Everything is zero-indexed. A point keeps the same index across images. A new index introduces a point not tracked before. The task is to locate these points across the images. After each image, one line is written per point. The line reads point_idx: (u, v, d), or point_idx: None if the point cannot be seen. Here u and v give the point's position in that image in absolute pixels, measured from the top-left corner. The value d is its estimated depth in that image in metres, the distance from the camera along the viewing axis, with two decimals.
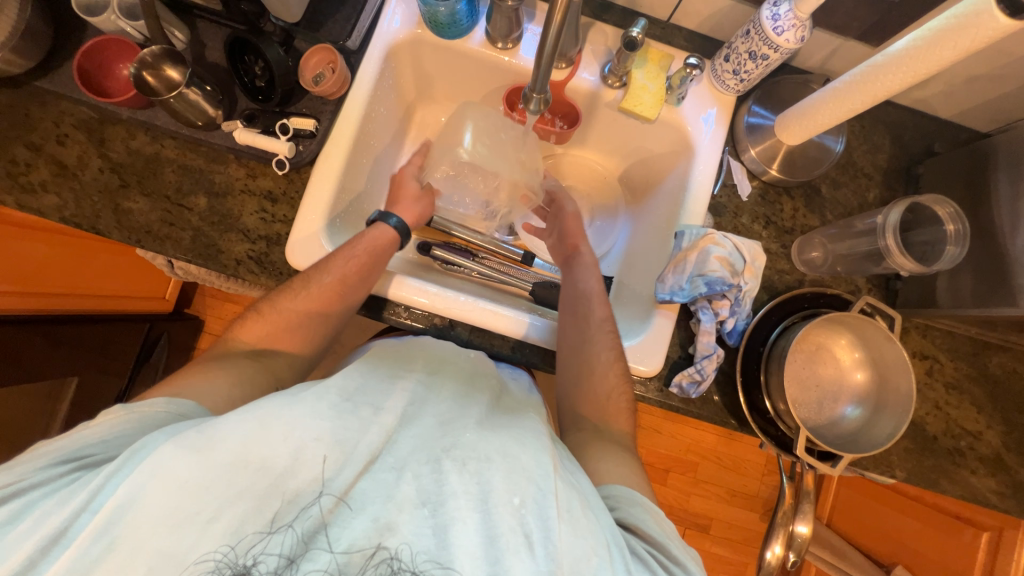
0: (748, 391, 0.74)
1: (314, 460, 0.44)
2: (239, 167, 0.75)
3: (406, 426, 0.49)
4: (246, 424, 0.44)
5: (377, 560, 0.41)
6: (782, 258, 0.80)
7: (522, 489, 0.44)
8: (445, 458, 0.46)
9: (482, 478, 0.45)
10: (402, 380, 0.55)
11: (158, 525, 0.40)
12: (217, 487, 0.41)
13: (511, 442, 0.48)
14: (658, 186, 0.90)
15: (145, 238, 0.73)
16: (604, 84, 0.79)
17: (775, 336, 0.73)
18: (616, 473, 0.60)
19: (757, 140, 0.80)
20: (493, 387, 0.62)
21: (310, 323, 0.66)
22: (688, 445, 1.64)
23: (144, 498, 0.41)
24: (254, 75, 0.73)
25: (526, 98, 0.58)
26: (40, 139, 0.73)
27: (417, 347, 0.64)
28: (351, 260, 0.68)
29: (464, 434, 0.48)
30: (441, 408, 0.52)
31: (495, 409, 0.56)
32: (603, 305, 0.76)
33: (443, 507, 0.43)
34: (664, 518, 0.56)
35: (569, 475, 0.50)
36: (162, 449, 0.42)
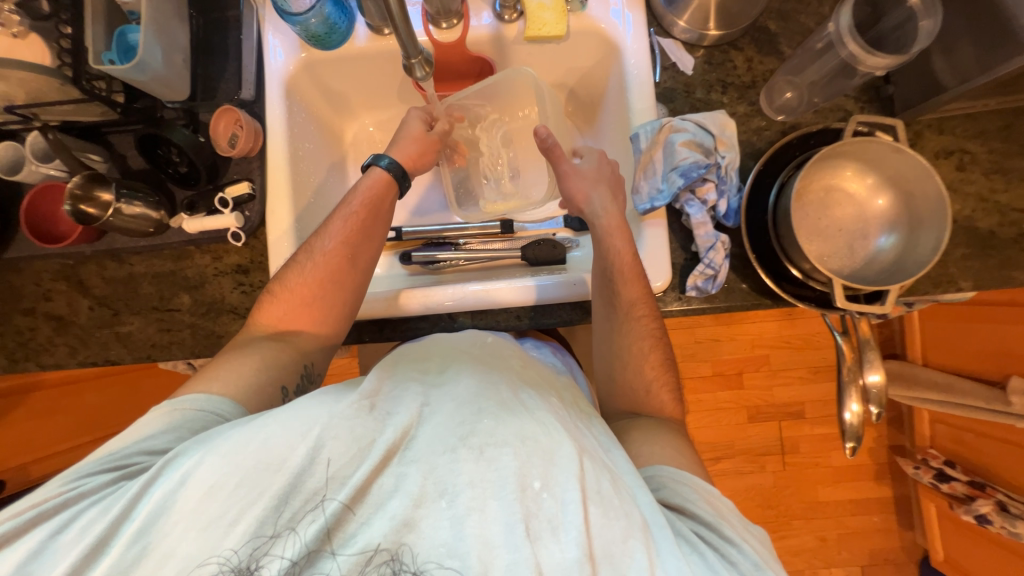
0: (767, 265, 0.69)
1: (333, 458, 0.45)
2: (203, 254, 0.77)
3: (424, 424, 0.47)
4: (265, 426, 0.47)
5: (376, 560, 0.43)
6: (754, 117, 0.74)
7: (542, 473, 0.45)
8: (463, 446, 0.45)
9: (500, 464, 0.44)
10: (417, 387, 0.52)
11: (194, 528, 0.44)
12: (243, 488, 0.44)
13: (535, 426, 0.47)
14: (603, 99, 0.84)
15: (153, 350, 0.76)
16: (501, 22, 0.75)
17: (774, 199, 0.67)
18: (658, 455, 0.59)
19: (680, 9, 0.72)
20: (506, 356, 0.60)
21: (325, 293, 0.69)
22: (751, 341, 1.58)
23: (178, 501, 0.45)
24: (175, 164, 0.74)
25: (408, 67, 0.54)
26: (31, 301, 0.77)
27: (431, 345, 0.61)
28: (348, 219, 0.71)
29: (483, 422, 0.46)
30: (461, 390, 0.50)
31: (520, 382, 0.54)
32: (635, 283, 0.68)
33: (459, 495, 0.43)
34: (717, 498, 0.54)
35: (595, 452, 0.49)
36: (199, 456, 0.47)
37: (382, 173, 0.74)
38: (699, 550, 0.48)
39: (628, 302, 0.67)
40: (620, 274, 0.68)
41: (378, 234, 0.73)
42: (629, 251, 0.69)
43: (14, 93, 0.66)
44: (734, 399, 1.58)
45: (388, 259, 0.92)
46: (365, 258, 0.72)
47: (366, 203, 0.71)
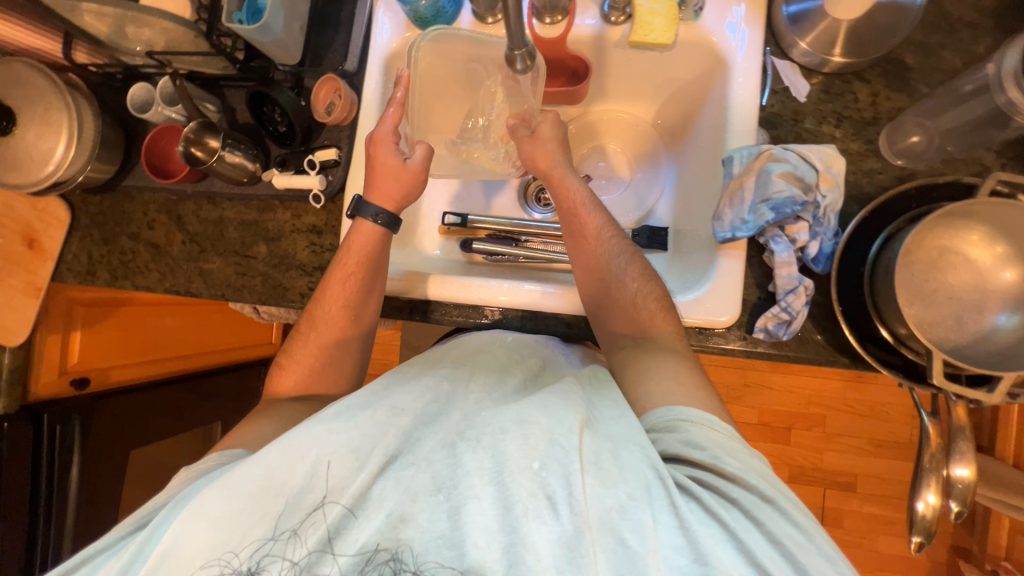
0: (853, 321, 0.63)
1: (331, 471, 0.45)
2: (285, 210, 0.82)
3: (426, 424, 0.48)
4: (266, 455, 0.46)
5: (376, 561, 0.42)
6: (868, 156, 0.66)
7: (540, 452, 0.43)
8: (460, 441, 0.45)
9: (497, 450, 0.44)
10: (426, 378, 0.54)
11: (199, 548, 0.44)
12: (246, 511, 0.44)
13: (531, 407, 0.47)
14: (697, 116, 0.80)
15: (228, 291, 0.82)
16: (606, 23, 0.73)
17: (876, 250, 0.61)
18: (657, 397, 0.54)
19: (805, 29, 0.66)
20: (515, 365, 0.61)
21: (336, 354, 0.72)
22: (808, 397, 1.45)
23: (183, 542, 0.44)
24: (276, 123, 0.79)
25: (510, 58, 0.54)
26: (137, 228, 0.86)
27: (452, 346, 0.66)
28: (346, 280, 0.71)
29: (480, 415, 0.47)
30: (468, 402, 0.51)
31: (522, 390, 0.55)
32: (620, 245, 0.69)
33: (458, 487, 0.43)
34: (718, 425, 0.50)
35: (598, 424, 0.48)
36: (202, 492, 0.46)
37: (371, 225, 0.72)
38: (698, 496, 0.44)
39: (616, 264, 0.68)
40: (600, 244, 0.70)
41: (377, 286, 0.73)
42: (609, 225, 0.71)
43: (156, 40, 0.73)
44: (777, 454, 1.46)
45: (450, 244, 0.93)
46: (371, 312, 0.73)
47: (359, 261, 0.70)
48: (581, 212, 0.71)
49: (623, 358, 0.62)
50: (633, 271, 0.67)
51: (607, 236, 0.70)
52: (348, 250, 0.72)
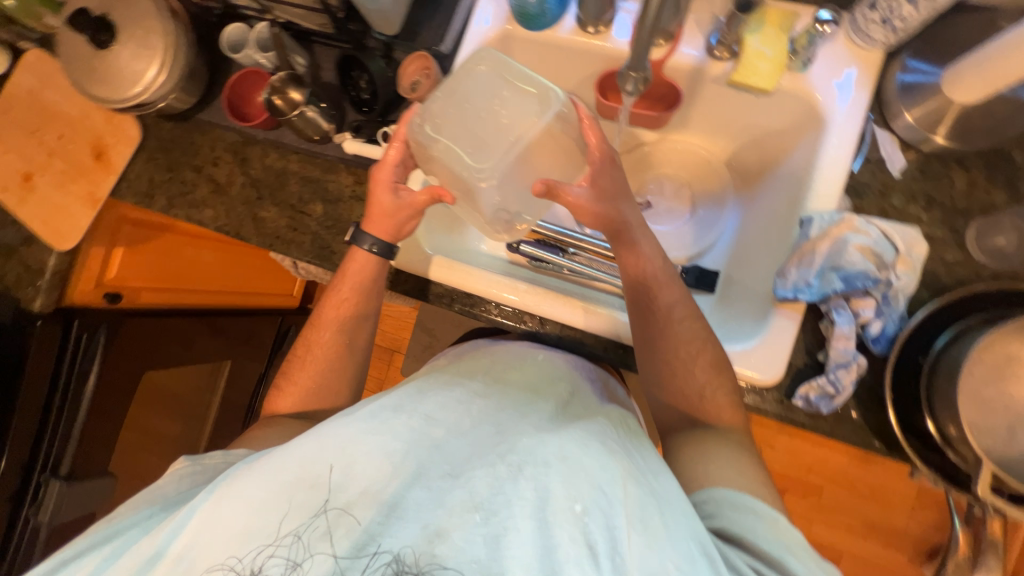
0: (901, 410, 0.62)
1: (365, 473, 0.46)
2: (348, 174, 0.82)
3: (458, 435, 0.51)
4: (303, 445, 0.48)
5: (377, 565, 0.42)
6: (950, 246, 0.64)
7: (584, 495, 0.44)
8: (501, 463, 0.46)
9: (541, 484, 0.44)
10: (459, 390, 0.58)
11: (224, 533, 0.45)
12: (278, 501, 0.45)
13: (573, 443, 0.48)
14: (775, 167, 0.78)
15: (276, 242, 0.83)
16: (709, 57, 0.71)
17: (942, 344, 0.59)
18: (716, 478, 0.56)
19: (915, 102, 0.64)
20: (543, 390, 0.62)
21: (329, 381, 0.74)
22: (809, 465, 1.42)
23: (211, 527, 0.45)
24: (360, 89, 0.79)
25: (623, 78, 0.53)
26: (202, 162, 0.87)
27: (481, 356, 0.69)
28: (339, 306, 0.73)
29: (521, 440, 0.49)
30: (499, 417, 0.54)
31: (557, 417, 0.55)
32: (688, 325, 0.65)
33: (500, 515, 0.43)
34: (782, 523, 0.51)
35: (642, 476, 0.48)
36: (237, 474, 0.48)
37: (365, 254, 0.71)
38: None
39: (678, 339, 0.65)
40: (665, 318, 0.65)
41: (371, 313, 0.75)
42: (681, 302, 0.66)
43: None
44: None
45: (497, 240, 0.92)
46: (363, 339, 0.76)
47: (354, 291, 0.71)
48: (655, 284, 0.66)
49: (676, 443, 0.65)
50: (702, 363, 0.64)
51: (677, 317, 0.65)
52: (344, 275, 0.73)
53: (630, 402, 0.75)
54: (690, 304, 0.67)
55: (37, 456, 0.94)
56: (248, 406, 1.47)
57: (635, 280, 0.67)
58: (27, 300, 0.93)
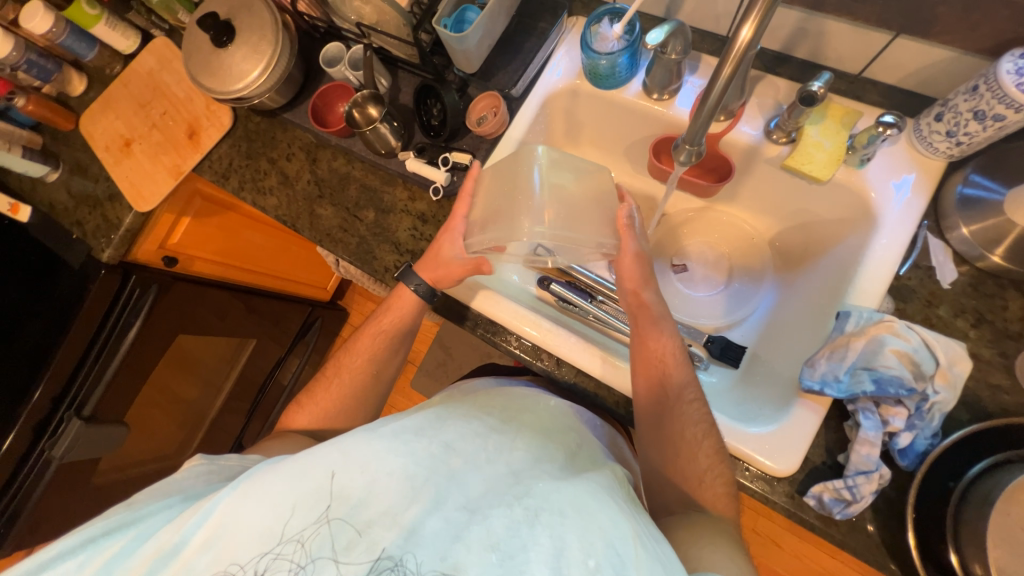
0: (922, 535, 0.57)
1: (385, 493, 0.47)
2: (404, 190, 0.88)
3: (475, 467, 0.51)
4: (325, 455, 0.50)
5: (378, 568, 0.43)
6: (996, 369, 0.61)
7: (598, 551, 0.43)
8: (517, 504, 0.47)
9: (557, 533, 0.44)
10: (478, 422, 0.59)
11: (242, 531, 0.46)
12: (297, 508, 0.46)
13: (586, 496, 0.49)
14: (818, 255, 0.78)
15: (325, 239, 0.88)
16: (766, 139, 0.73)
17: (976, 473, 0.56)
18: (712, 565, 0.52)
19: (974, 217, 0.63)
20: (556, 437, 0.62)
21: (349, 407, 0.76)
22: (816, 573, 1.31)
23: (229, 527, 0.46)
24: (431, 115, 0.86)
25: (677, 148, 0.56)
26: (278, 155, 0.95)
27: (498, 395, 0.70)
28: (376, 335, 0.78)
29: (537, 485, 0.49)
30: (513, 457, 0.54)
31: (568, 468, 0.55)
32: (697, 408, 0.65)
33: (517, 557, 0.43)
34: None
35: (648, 542, 0.46)
36: (256, 474, 0.49)
37: (412, 293, 0.77)
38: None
39: (686, 421, 0.64)
40: (674, 400, 0.65)
41: (402, 347, 0.80)
42: (690, 385, 0.67)
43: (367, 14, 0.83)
44: None
45: (529, 274, 0.95)
46: (390, 371, 0.80)
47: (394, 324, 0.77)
48: (666, 363, 0.67)
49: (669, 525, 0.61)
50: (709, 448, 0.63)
51: (687, 398, 0.65)
52: (388, 307, 0.79)
53: (633, 462, 0.74)
54: (698, 386, 0.68)
55: (67, 393, 1.00)
56: (262, 386, 1.52)
57: (645, 356, 0.68)
58: (98, 250, 1.03)
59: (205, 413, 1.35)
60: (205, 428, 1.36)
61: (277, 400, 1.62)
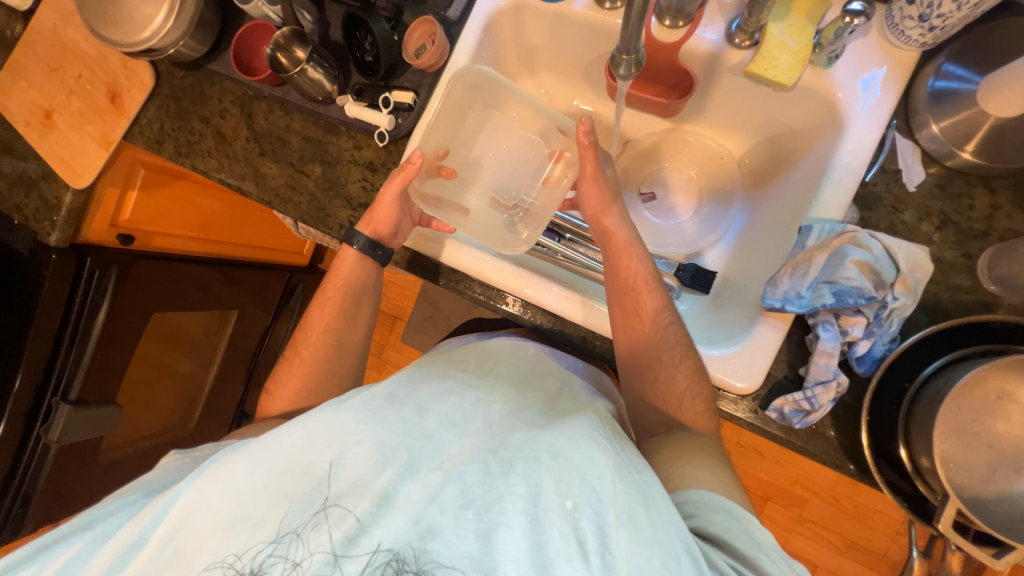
0: (876, 435, 0.60)
1: (356, 464, 0.47)
2: (348, 138, 0.82)
3: (450, 427, 0.51)
4: (291, 434, 0.50)
5: (376, 562, 0.43)
6: (960, 270, 0.61)
7: (574, 492, 0.45)
8: (492, 459, 0.47)
9: (532, 480, 0.46)
10: (451, 382, 0.59)
11: (219, 521, 0.46)
12: (267, 488, 0.47)
13: (562, 438, 0.49)
14: (788, 169, 0.74)
15: (275, 200, 0.84)
16: (728, 44, 0.67)
17: (930, 373, 0.57)
18: (691, 478, 0.55)
19: (945, 111, 0.59)
20: (535, 388, 0.62)
21: (318, 384, 0.74)
22: (796, 476, 1.40)
23: (200, 511, 0.47)
24: (364, 51, 0.78)
25: (614, 61, 0.51)
26: (210, 113, 0.88)
27: (472, 350, 0.69)
28: (327, 302, 0.76)
29: (512, 435, 0.50)
30: (490, 411, 0.54)
31: (547, 413, 0.56)
32: (673, 330, 0.66)
33: (491, 510, 0.44)
34: (757, 526, 0.50)
35: (627, 472, 0.48)
36: (224, 459, 0.50)
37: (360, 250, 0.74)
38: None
39: (663, 345, 0.65)
40: (650, 325, 0.65)
41: (360, 311, 0.78)
42: (665, 308, 0.67)
43: None
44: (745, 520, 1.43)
45: None
46: (353, 339, 0.78)
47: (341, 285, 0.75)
48: (641, 288, 0.66)
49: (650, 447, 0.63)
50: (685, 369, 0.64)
51: (664, 322, 0.65)
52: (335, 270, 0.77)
53: (615, 391, 0.75)
54: (672, 310, 0.68)
55: (48, 380, 1.00)
56: (254, 354, 1.53)
57: (619, 284, 0.67)
58: (44, 233, 0.99)
59: (200, 386, 1.37)
60: (203, 401, 1.39)
61: (272, 367, 1.64)
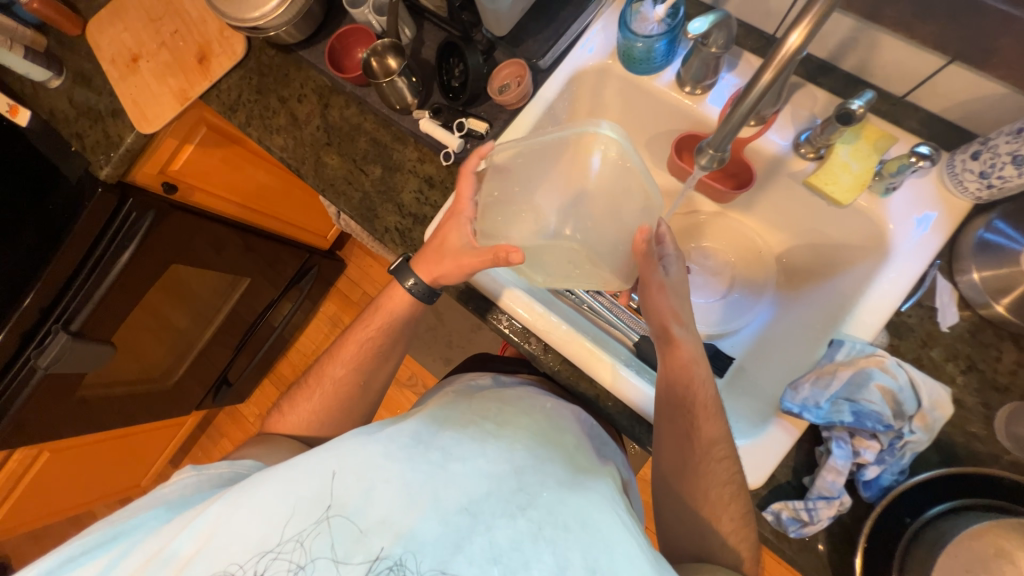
0: (870, 562, 0.59)
1: (384, 503, 0.48)
2: (414, 150, 0.85)
3: (482, 478, 0.51)
4: (293, 473, 0.50)
5: (377, 569, 0.45)
6: (976, 418, 0.62)
7: (600, 568, 0.46)
8: (521, 516, 0.48)
9: (558, 550, 0.46)
10: (476, 425, 0.59)
11: (249, 536, 0.47)
12: (277, 516, 0.48)
13: (592, 507, 0.51)
14: (823, 280, 0.76)
15: (328, 189, 0.86)
16: (794, 151, 0.70)
17: (933, 514, 0.57)
18: None
19: (987, 264, 0.62)
20: (559, 448, 0.60)
21: (331, 417, 0.74)
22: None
23: (214, 528, 0.48)
24: (452, 76, 0.82)
25: (699, 151, 0.57)
26: (288, 95, 0.92)
27: (493, 399, 0.67)
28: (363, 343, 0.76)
29: (542, 494, 0.50)
30: (505, 448, 0.55)
31: (567, 468, 0.57)
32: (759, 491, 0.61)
33: (518, 572, 0.45)
34: None
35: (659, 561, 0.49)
36: (228, 499, 0.50)
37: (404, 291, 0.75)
38: None
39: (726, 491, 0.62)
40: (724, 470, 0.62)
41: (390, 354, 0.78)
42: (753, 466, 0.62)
43: None
44: None
45: None
46: (376, 379, 0.78)
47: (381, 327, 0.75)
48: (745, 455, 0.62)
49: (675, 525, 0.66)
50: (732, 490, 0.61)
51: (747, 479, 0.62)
52: (373, 313, 0.77)
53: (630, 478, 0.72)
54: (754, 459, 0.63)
55: (57, 305, 0.99)
56: (252, 323, 1.54)
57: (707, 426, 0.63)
58: (96, 167, 1.01)
59: (192, 344, 1.37)
60: (193, 356, 1.39)
61: (265, 340, 1.66)
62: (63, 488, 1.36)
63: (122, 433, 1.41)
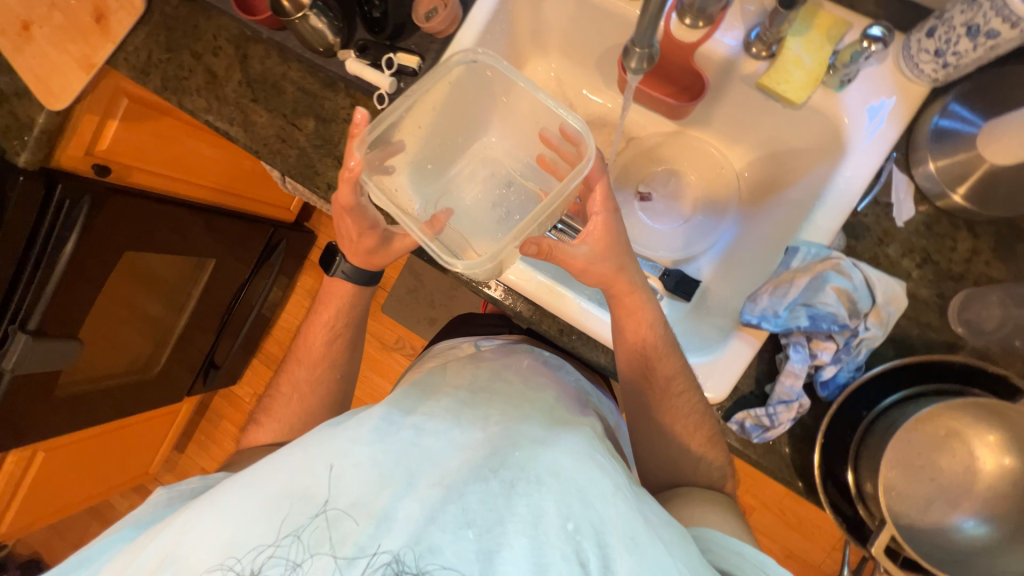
0: (829, 456, 0.62)
1: (355, 485, 0.46)
2: (345, 96, 0.78)
3: (451, 448, 0.50)
4: (264, 471, 0.49)
5: (376, 565, 0.42)
6: (933, 310, 0.62)
7: (575, 513, 0.45)
8: (494, 478, 0.47)
9: (533, 502, 0.45)
10: (447, 399, 0.57)
11: (213, 541, 0.44)
12: (245, 518, 0.45)
13: (565, 456, 0.50)
14: (784, 189, 0.74)
15: (262, 150, 0.80)
16: (744, 52, 0.65)
17: (888, 404, 0.59)
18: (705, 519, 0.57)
19: (944, 151, 0.60)
20: (535, 405, 0.59)
21: (313, 412, 0.74)
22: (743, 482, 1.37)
23: (180, 537, 0.46)
24: (372, 6, 0.74)
25: (628, 52, 0.53)
26: (202, 50, 0.84)
27: (468, 368, 0.65)
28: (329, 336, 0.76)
29: (513, 454, 0.49)
30: (475, 418, 0.54)
31: (545, 424, 0.55)
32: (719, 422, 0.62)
33: (494, 530, 0.43)
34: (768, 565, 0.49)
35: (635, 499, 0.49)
36: (195, 508, 0.48)
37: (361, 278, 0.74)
38: None
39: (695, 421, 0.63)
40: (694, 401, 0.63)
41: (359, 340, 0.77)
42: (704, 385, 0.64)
43: None
44: None
45: None
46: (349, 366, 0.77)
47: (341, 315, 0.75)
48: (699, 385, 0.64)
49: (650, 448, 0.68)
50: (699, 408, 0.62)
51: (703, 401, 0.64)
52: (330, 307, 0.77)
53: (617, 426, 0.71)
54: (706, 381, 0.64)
55: (9, 305, 0.96)
56: (228, 306, 1.51)
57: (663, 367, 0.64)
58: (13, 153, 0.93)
59: (168, 332, 1.34)
60: (173, 344, 1.37)
61: (244, 321, 1.64)
62: (68, 484, 1.38)
63: (116, 425, 1.41)
